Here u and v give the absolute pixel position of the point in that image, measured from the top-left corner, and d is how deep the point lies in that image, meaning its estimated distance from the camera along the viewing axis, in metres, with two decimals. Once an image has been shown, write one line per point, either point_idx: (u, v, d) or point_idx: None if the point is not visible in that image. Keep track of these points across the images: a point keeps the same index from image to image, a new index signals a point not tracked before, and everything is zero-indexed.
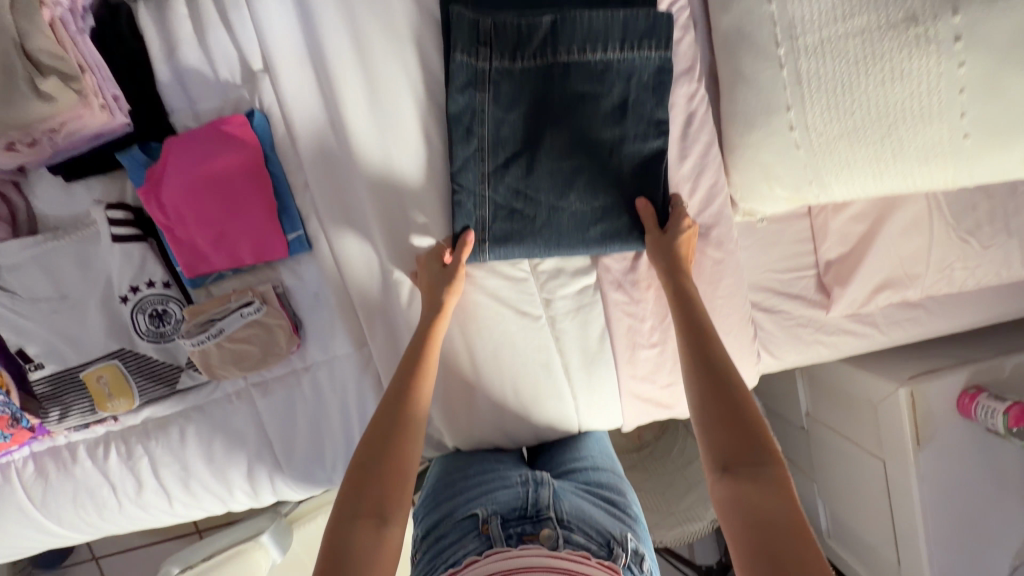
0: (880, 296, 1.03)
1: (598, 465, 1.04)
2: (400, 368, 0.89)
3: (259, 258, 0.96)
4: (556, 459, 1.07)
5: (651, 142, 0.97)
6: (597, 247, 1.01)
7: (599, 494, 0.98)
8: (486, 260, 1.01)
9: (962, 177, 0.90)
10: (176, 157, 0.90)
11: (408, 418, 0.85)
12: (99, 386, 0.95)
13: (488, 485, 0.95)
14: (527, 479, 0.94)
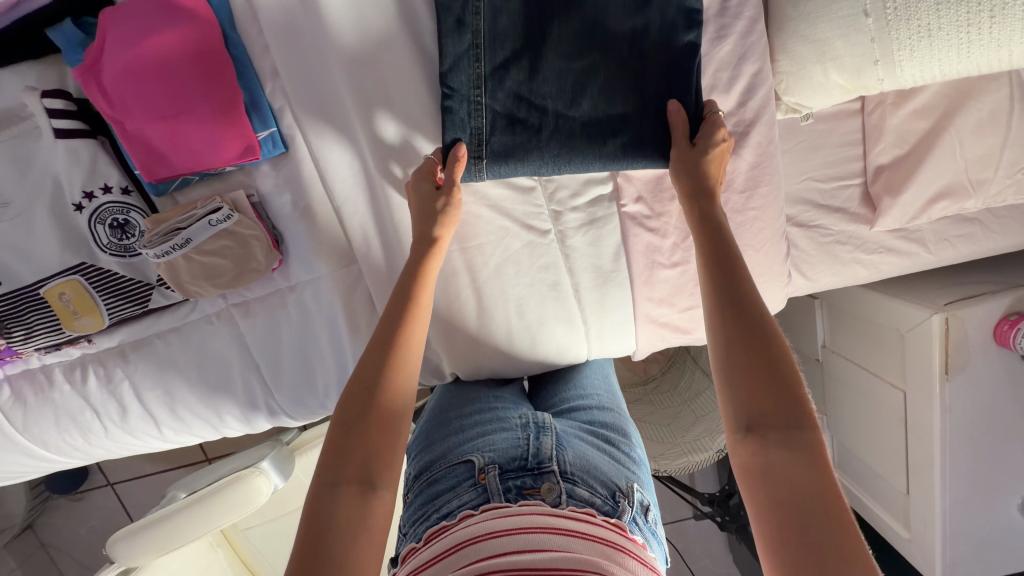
0: (935, 207, 0.91)
1: (603, 405, 0.95)
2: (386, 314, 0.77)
3: (226, 160, 0.84)
4: (559, 393, 1.00)
5: (685, 22, 0.81)
6: (610, 166, 0.86)
7: (603, 435, 0.89)
8: (483, 180, 0.86)
9: None
10: (114, 31, 0.75)
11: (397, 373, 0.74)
12: (62, 304, 0.86)
13: (485, 431, 0.85)
14: (527, 423, 0.85)
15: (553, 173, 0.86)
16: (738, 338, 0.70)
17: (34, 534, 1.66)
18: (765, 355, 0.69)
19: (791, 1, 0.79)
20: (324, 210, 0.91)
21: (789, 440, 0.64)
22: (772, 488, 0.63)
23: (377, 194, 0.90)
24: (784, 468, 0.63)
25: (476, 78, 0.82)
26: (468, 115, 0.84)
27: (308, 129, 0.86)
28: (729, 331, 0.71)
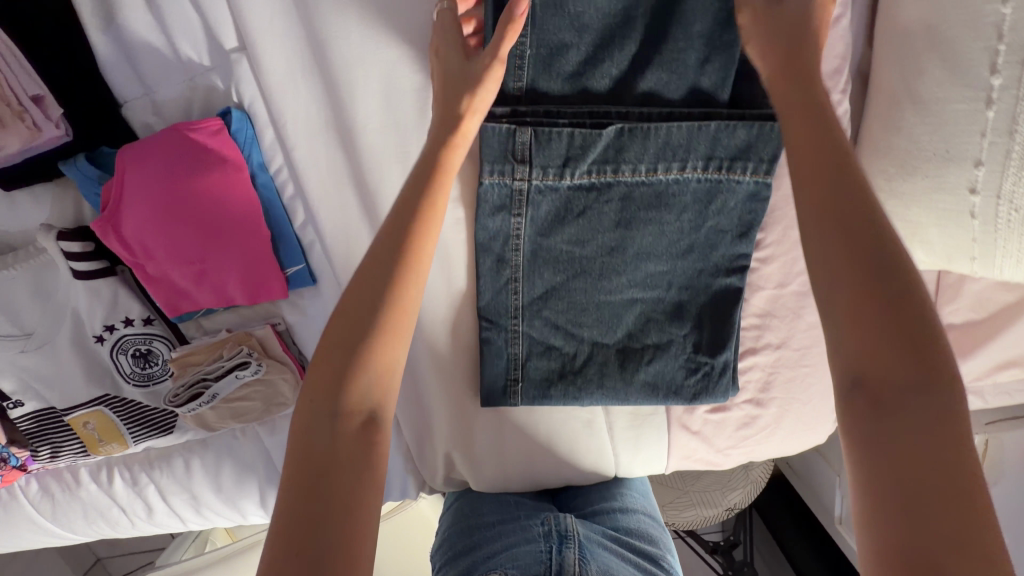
0: (1001, 373, 0.85)
1: (627, 506, 0.95)
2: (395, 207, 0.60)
3: (254, 298, 0.79)
4: (582, 492, 0.99)
5: (736, 248, 0.77)
6: (635, 366, 0.84)
7: (628, 544, 0.89)
8: (519, 403, 0.86)
9: None
10: (135, 179, 0.69)
11: (388, 342, 0.55)
12: (87, 432, 0.84)
13: (509, 540, 0.85)
14: (550, 530, 0.85)
15: (581, 384, 0.84)
16: (864, 299, 0.46)
17: None
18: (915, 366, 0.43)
19: (886, 174, 0.66)
20: None
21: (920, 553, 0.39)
22: (896, 525, 0.41)
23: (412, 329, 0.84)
24: (905, 492, 0.41)
25: (512, 263, 0.79)
26: (503, 304, 0.81)
27: (340, 265, 0.80)
28: (844, 265, 0.47)
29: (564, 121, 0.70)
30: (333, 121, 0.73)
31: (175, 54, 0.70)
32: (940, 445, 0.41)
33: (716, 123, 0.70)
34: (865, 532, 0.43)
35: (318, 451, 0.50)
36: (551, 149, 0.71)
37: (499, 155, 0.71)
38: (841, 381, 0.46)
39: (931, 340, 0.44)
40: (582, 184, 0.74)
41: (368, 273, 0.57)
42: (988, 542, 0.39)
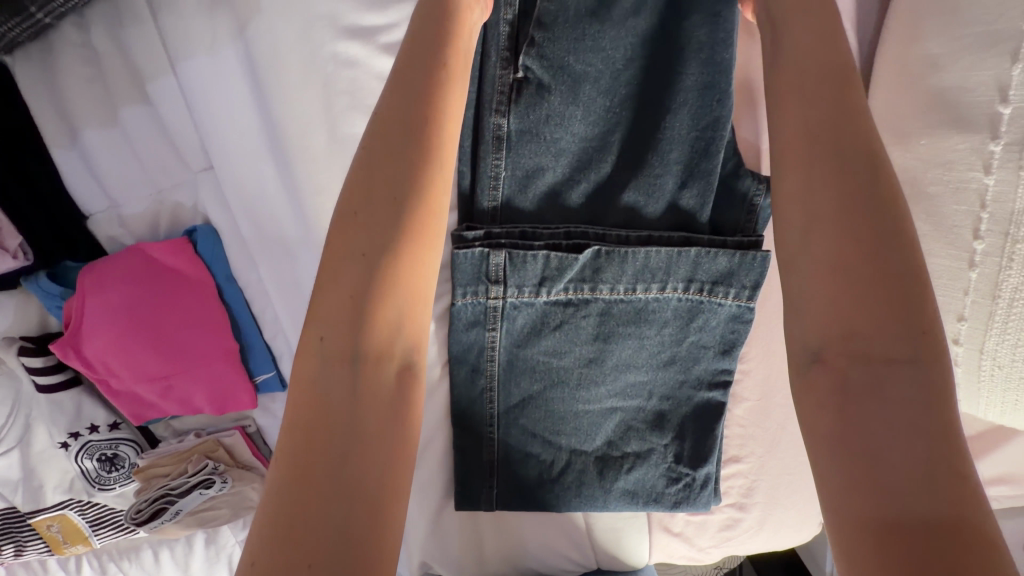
0: (992, 490, 0.82)
1: None
2: (374, 132, 0.45)
3: (220, 407, 0.77)
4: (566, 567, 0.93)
5: (718, 363, 0.75)
6: (614, 475, 0.81)
7: None
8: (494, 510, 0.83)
9: None
10: (95, 299, 0.66)
11: (407, 287, 0.43)
12: (51, 533, 0.82)
13: None
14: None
15: (558, 491, 0.82)
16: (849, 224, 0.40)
17: None
18: (897, 271, 0.38)
19: None
20: None
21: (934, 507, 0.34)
22: (815, 157, 0.43)
23: None
24: (897, 510, 0.34)
25: (487, 374, 0.76)
26: (478, 413, 0.78)
27: None
28: (831, 174, 0.42)
29: (538, 243, 0.68)
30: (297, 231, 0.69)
31: (142, 168, 0.69)
32: (934, 472, 0.34)
33: (696, 247, 0.68)
34: (831, 515, 0.37)
35: (322, 412, 0.39)
36: (527, 269, 0.68)
37: (473, 276, 0.69)
38: (796, 350, 0.41)
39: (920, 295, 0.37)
40: (559, 299, 0.71)
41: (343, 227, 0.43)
42: (979, 517, 0.33)
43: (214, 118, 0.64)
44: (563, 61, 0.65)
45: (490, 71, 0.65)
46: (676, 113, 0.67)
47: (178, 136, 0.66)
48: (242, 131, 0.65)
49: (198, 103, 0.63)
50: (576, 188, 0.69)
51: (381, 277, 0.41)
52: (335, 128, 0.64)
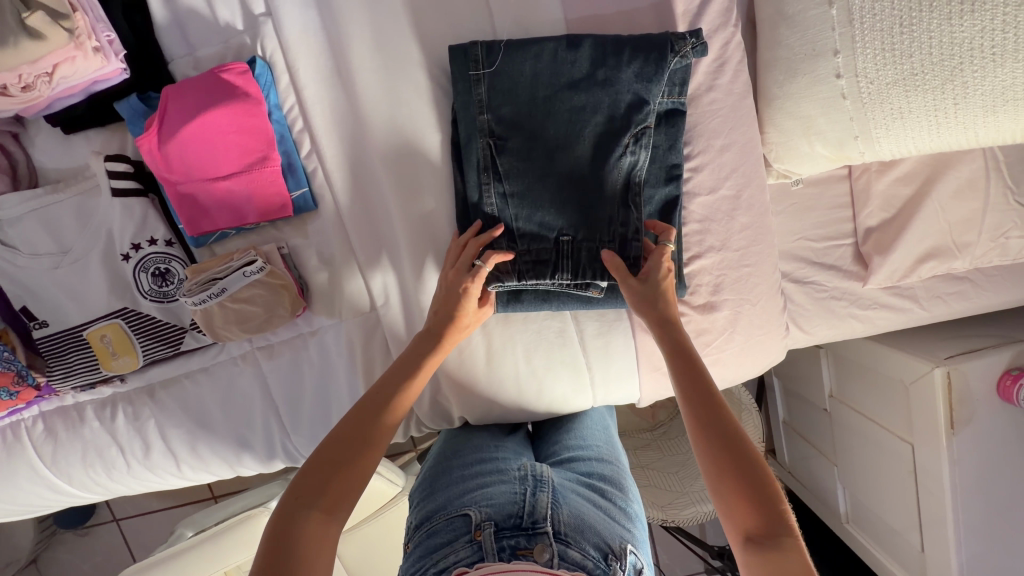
0: (924, 266, 0.95)
1: (602, 457, 1.01)
2: (394, 368, 0.83)
3: (263, 218, 0.93)
4: (561, 441, 1.05)
5: (670, 157, 0.90)
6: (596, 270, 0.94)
7: (598, 487, 0.94)
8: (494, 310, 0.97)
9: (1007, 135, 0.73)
10: (175, 107, 0.85)
11: (392, 420, 0.78)
12: (102, 346, 0.92)
13: (484, 480, 0.90)
14: (526, 475, 0.90)
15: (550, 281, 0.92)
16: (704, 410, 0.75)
17: (36, 569, 1.57)
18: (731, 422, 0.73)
19: (777, 81, 0.84)
20: (349, 263, 0.98)
21: (753, 521, 0.66)
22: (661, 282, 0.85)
23: (397, 246, 0.95)
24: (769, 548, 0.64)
25: (484, 171, 0.89)
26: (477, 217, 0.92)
27: (338, 187, 0.94)
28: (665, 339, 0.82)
29: (514, 45, 0.85)
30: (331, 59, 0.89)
31: (213, 18, 0.89)
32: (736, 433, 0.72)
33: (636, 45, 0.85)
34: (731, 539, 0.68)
35: (290, 537, 0.64)
36: (506, 65, 0.86)
37: (462, 74, 0.86)
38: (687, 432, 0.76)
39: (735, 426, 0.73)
40: (537, 98, 0.87)
41: (344, 426, 0.75)
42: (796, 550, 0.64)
43: None
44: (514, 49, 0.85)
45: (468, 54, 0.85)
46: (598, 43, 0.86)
47: None
48: None
49: None
50: (546, 5, 0.87)
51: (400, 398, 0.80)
52: None
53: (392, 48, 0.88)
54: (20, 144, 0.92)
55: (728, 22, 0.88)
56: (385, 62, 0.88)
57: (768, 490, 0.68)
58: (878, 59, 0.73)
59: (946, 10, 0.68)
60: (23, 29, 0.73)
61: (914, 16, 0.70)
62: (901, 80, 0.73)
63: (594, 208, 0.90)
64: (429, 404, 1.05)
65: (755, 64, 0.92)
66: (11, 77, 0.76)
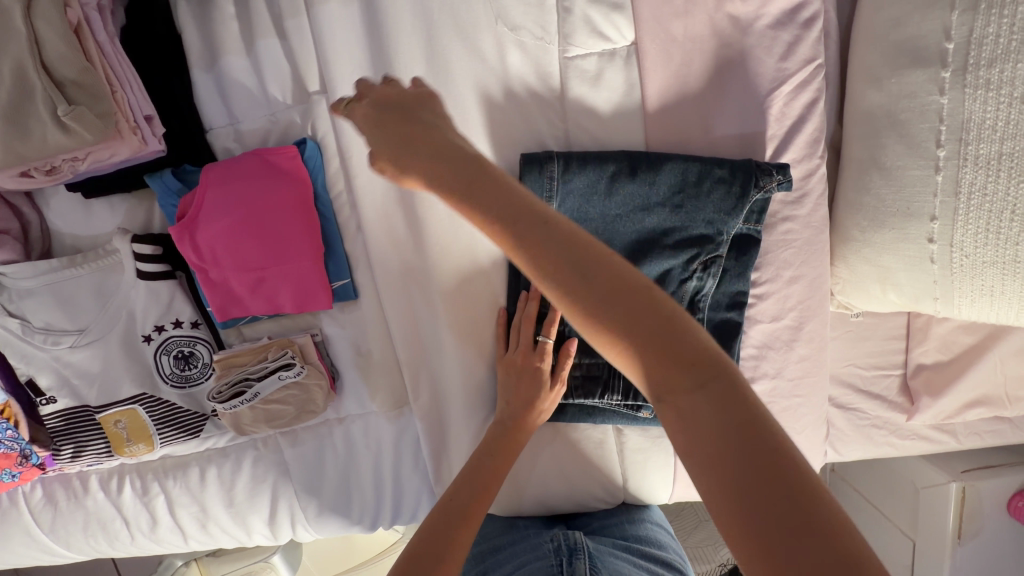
0: (971, 412, 0.94)
1: (635, 518, 0.97)
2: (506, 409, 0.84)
3: (299, 309, 0.86)
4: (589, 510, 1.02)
5: (736, 285, 0.86)
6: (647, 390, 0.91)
7: (639, 551, 0.90)
8: None
9: None
10: (214, 190, 0.77)
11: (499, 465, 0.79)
12: (117, 430, 0.86)
13: (519, 558, 0.87)
14: (559, 545, 0.85)
15: (599, 399, 0.90)
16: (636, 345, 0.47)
17: None
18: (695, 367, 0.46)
19: (860, 226, 0.80)
20: (386, 355, 0.92)
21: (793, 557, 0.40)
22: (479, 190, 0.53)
23: (439, 344, 0.90)
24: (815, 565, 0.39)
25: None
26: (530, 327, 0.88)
27: (383, 281, 0.87)
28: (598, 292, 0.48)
29: (591, 159, 0.79)
30: None
31: (262, 91, 0.81)
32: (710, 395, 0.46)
33: (720, 173, 0.79)
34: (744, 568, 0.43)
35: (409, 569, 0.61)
36: (579, 181, 0.79)
37: (537, 184, 0.79)
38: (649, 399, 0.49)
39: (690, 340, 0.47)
40: (610, 215, 0.82)
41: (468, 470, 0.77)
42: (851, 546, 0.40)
43: (334, 48, 0.78)
44: (593, 163, 0.79)
45: (543, 165, 0.79)
46: (685, 162, 0.80)
47: (299, 62, 0.80)
48: (356, 60, 0.79)
49: (323, 33, 0.78)
50: (626, 118, 0.81)
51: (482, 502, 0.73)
52: (432, 61, 0.79)
53: None
54: (33, 204, 0.83)
55: (814, 152, 0.83)
56: None
57: (750, 443, 0.44)
58: (978, 238, 0.70)
59: None
60: (53, 121, 0.64)
61: None
62: (1000, 263, 0.69)
63: None
64: None
65: (833, 194, 0.87)
66: (36, 162, 0.68)
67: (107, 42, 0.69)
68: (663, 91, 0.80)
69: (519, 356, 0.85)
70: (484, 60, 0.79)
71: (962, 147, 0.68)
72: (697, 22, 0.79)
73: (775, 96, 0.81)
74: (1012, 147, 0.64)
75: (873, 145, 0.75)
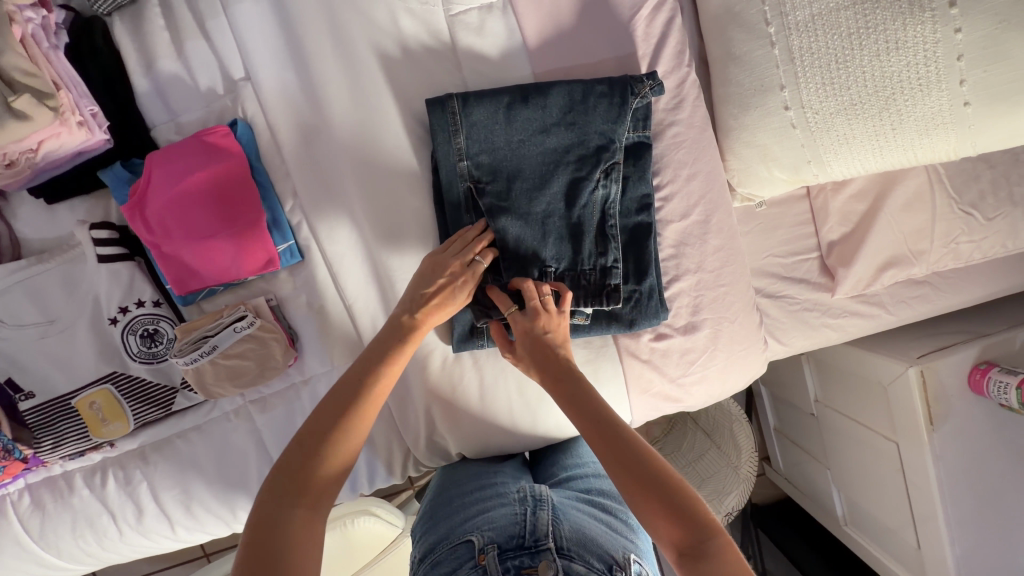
0: (885, 274, 1.01)
1: (599, 473, 1.03)
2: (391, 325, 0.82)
3: (250, 273, 0.94)
4: (559, 463, 1.07)
5: (640, 189, 0.95)
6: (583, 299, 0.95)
7: (599, 504, 0.96)
8: (487, 344, 0.98)
9: (960, 147, 0.77)
10: (160, 170, 0.87)
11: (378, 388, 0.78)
12: (92, 412, 0.92)
13: (485, 503, 0.92)
14: (524, 496, 0.92)
15: None
16: (584, 419, 0.83)
17: None
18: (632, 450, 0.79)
19: (732, 114, 0.90)
20: (338, 310, 0.99)
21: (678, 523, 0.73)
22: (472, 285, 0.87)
23: (383, 289, 0.98)
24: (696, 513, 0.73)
25: (467, 214, 0.92)
26: None
27: (323, 238, 0.96)
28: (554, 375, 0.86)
29: (487, 94, 0.90)
30: (312, 117, 0.94)
31: (195, 85, 0.93)
32: (644, 459, 0.78)
33: (601, 88, 0.90)
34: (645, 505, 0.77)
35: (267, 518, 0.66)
36: (479, 113, 0.90)
37: (443, 122, 0.89)
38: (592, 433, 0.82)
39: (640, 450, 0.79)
40: (513, 139, 0.91)
41: (339, 394, 0.76)
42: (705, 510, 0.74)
43: (251, 37, 0.91)
44: (491, 96, 0.90)
45: (446, 104, 0.89)
46: (569, 85, 0.90)
47: (224, 56, 0.92)
48: (271, 45, 0.91)
49: (240, 27, 0.90)
50: (512, 58, 0.93)
51: (377, 387, 0.78)
52: (336, 35, 0.91)
53: (370, 105, 0.92)
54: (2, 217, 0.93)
55: (683, 63, 0.95)
56: (365, 119, 0.93)
57: (655, 472, 0.77)
58: (820, 92, 0.79)
59: (873, 51, 0.74)
60: (8, 111, 0.75)
61: (848, 55, 0.76)
62: (843, 109, 0.79)
63: (573, 240, 0.94)
64: (425, 444, 1.05)
65: (711, 99, 0.99)
66: None
67: (51, 52, 0.82)
68: (539, 31, 0.93)
69: (454, 264, 0.85)
70: (380, 28, 0.91)
71: (784, 20, 0.79)
72: None
73: (636, 20, 0.93)
74: (820, 7, 0.76)
75: (722, 40, 0.87)
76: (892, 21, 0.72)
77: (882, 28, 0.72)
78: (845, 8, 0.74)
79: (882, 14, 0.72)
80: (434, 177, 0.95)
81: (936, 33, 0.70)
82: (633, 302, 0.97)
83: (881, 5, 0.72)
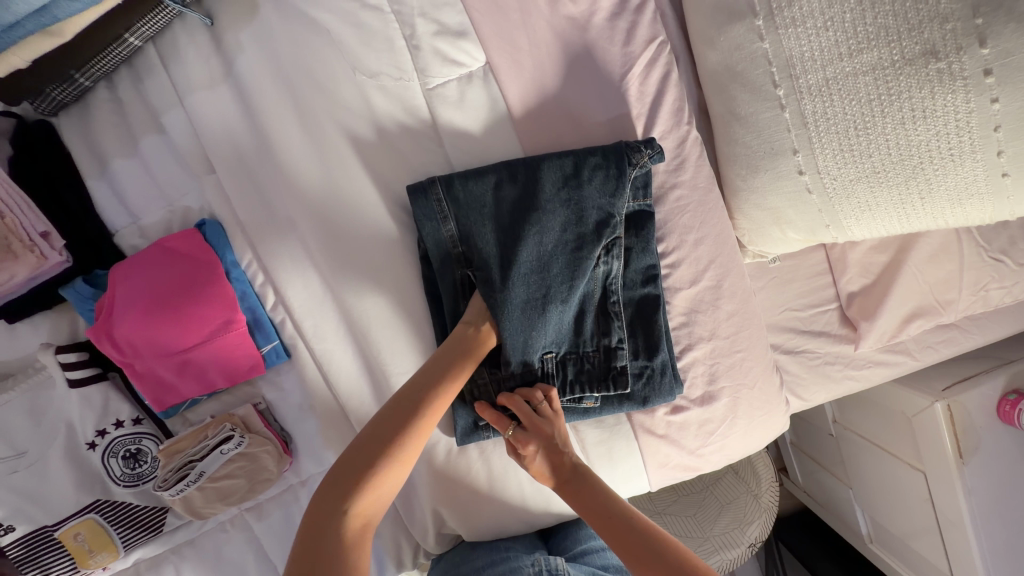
0: (911, 326, 0.94)
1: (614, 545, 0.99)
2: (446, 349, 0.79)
3: (234, 380, 0.88)
4: (571, 532, 1.02)
5: (645, 259, 0.88)
6: (588, 383, 0.90)
7: None
8: (493, 434, 0.92)
9: (996, 213, 0.70)
10: (123, 288, 0.80)
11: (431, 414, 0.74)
12: (77, 545, 0.85)
13: None
14: (540, 571, 0.87)
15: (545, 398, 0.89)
16: (588, 506, 0.80)
17: None
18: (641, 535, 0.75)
19: (741, 175, 0.83)
20: (331, 409, 0.93)
21: None
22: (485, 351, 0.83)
23: (378, 383, 0.91)
24: None
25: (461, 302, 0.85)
26: None
27: (309, 336, 0.89)
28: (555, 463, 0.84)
29: (473, 175, 0.82)
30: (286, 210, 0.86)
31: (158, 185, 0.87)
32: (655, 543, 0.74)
33: (595, 159, 0.82)
34: None
35: (312, 529, 0.61)
36: (467, 197, 0.81)
37: (426, 208, 0.81)
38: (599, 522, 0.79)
39: (649, 534, 0.75)
40: (504, 221, 0.82)
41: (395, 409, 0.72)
42: None
43: (213, 131, 0.83)
44: (478, 176, 0.82)
45: (430, 189, 0.81)
46: (561, 158, 0.83)
47: (186, 151, 0.85)
48: (235, 136, 0.84)
49: (201, 121, 0.83)
50: (498, 130, 0.86)
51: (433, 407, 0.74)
52: (305, 121, 0.83)
53: (348, 193, 0.85)
54: None
55: (681, 120, 0.88)
56: (344, 209, 0.86)
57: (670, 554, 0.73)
58: (838, 159, 0.72)
59: (897, 118, 0.66)
60: None
61: (868, 121, 0.68)
62: (865, 176, 0.72)
63: (576, 322, 0.88)
64: (434, 537, 0.99)
65: (714, 154, 0.92)
66: None
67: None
68: (525, 99, 0.85)
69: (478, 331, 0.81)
70: (352, 111, 0.83)
71: (794, 82, 0.71)
72: (540, 31, 0.84)
73: (629, 79, 0.86)
74: (835, 71, 0.68)
75: (726, 100, 0.80)
76: (918, 89, 0.64)
77: (906, 96, 0.65)
78: (864, 72, 0.66)
79: (906, 80, 0.64)
80: (423, 262, 0.87)
81: (968, 103, 0.62)
82: (644, 381, 0.91)
83: (904, 72, 0.64)
